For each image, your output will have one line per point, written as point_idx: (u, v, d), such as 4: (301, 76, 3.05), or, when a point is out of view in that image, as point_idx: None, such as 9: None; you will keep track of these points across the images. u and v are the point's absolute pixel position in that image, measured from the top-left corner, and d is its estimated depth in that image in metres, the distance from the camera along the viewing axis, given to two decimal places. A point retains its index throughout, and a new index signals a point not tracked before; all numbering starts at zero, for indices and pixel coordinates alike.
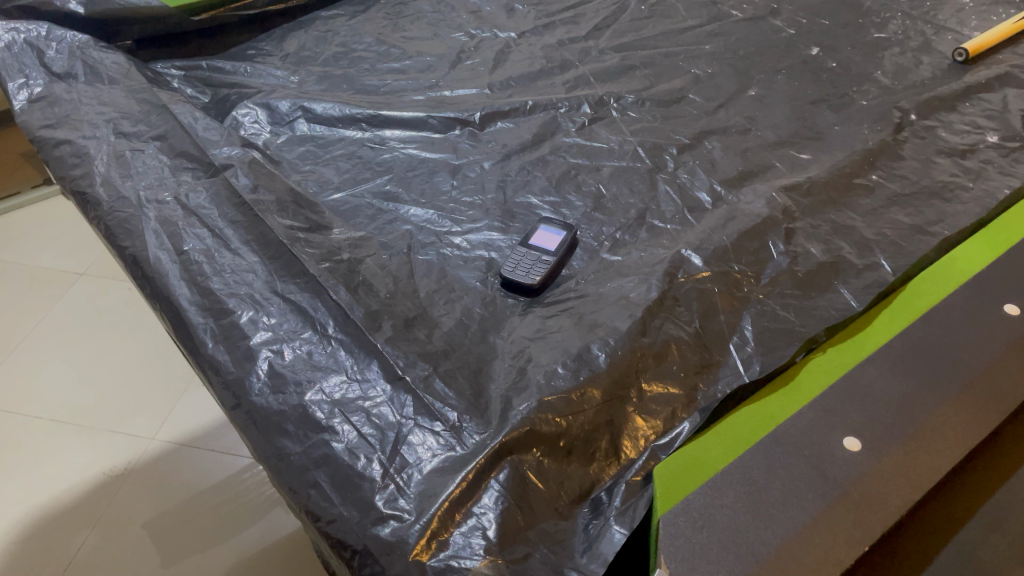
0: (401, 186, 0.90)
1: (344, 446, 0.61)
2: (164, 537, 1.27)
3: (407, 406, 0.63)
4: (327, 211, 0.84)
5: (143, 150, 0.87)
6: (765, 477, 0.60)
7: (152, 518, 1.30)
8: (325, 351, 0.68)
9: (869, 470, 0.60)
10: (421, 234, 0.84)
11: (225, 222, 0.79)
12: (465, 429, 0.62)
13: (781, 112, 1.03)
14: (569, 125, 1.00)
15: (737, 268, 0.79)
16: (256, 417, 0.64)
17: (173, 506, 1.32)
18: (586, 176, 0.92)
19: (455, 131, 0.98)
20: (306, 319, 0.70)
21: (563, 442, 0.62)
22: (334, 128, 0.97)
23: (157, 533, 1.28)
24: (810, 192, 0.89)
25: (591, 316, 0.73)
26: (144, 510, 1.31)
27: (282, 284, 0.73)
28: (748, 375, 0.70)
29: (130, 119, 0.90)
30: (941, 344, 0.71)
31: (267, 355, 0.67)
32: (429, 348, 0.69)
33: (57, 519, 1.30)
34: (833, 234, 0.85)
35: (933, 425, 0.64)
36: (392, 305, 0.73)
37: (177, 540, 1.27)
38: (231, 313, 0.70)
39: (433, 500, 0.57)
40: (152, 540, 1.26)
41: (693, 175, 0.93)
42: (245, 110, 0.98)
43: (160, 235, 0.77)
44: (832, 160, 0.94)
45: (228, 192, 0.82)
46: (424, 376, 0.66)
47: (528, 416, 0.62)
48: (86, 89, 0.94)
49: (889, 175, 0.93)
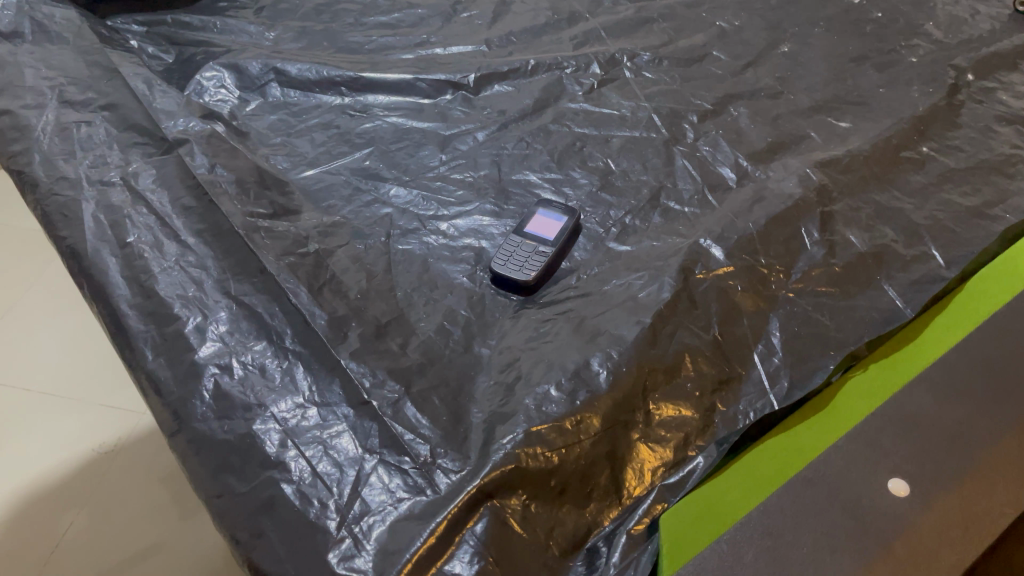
0: (382, 161, 0.79)
1: (295, 488, 0.52)
2: (158, 516, 1.11)
3: (373, 439, 0.54)
4: (296, 192, 0.74)
5: (89, 122, 0.77)
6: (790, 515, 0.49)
7: (147, 491, 1.14)
8: (281, 368, 0.58)
9: (919, 521, 0.50)
10: (402, 219, 0.74)
11: (175, 208, 0.69)
12: (439, 467, 0.53)
13: (817, 72, 0.90)
14: (575, 88, 0.88)
15: (764, 262, 0.68)
16: (197, 448, 0.55)
17: (170, 474, 1.16)
18: (593, 148, 0.81)
19: (446, 96, 0.87)
20: (260, 327, 0.60)
21: (554, 481, 0.53)
22: (311, 94, 0.86)
23: (151, 508, 1.12)
24: (850, 167, 0.77)
25: (593, 321, 0.63)
26: (137, 485, 1.15)
27: (237, 285, 0.63)
28: (774, 394, 0.60)
29: (77, 85, 0.80)
30: (1003, 361, 0.60)
31: (214, 372, 0.58)
32: (402, 361, 0.59)
33: (40, 512, 1.12)
34: (876, 218, 0.74)
35: (997, 463, 0.53)
36: (363, 308, 0.63)
37: (173, 514, 1.11)
38: (176, 320, 0.61)
39: (396, 558, 0.48)
40: (145, 521, 1.11)
41: (715, 147, 0.81)
42: (210, 73, 0.86)
43: (101, 225, 0.68)
44: (876, 128, 0.82)
45: (180, 173, 0.72)
46: (393, 399, 0.56)
47: (512, 450, 0.53)
48: (32, 49, 0.84)
49: (943, 147, 0.81)
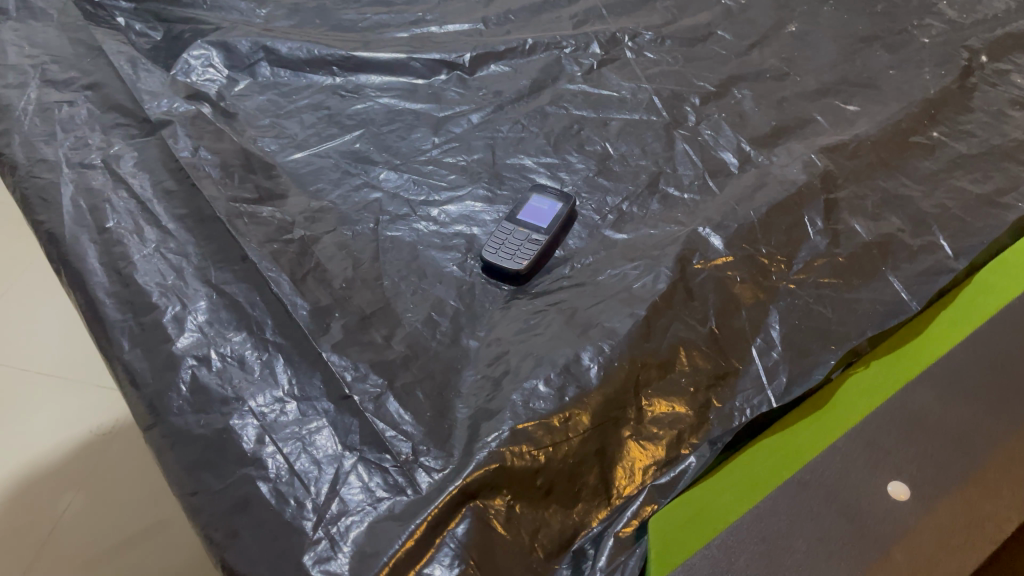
0: (373, 144, 0.77)
1: (272, 486, 0.50)
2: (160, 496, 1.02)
3: (353, 436, 0.52)
4: (283, 175, 0.72)
5: (71, 101, 0.74)
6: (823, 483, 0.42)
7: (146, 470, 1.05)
8: (260, 360, 0.56)
9: (919, 527, 0.48)
10: (392, 204, 0.72)
11: (155, 192, 0.67)
12: (420, 464, 0.51)
13: (825, 53, 0.87)
14: (574, 68, 0.85)
15: (765, 252, 0.66)
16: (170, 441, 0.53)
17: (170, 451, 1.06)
18: (591, 131, 0.79)
19: (441, 77, 0.84)
20: (240, 317, 0.59)
21: (540, 481, 0.51)
22: (301, 74, 0.84)
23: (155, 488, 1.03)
24: (857, 153, 0.75)
25: (586, 313, 0.61)
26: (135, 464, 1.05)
27: (217, 273, 0.61)
28: (772, 390, 0.58)
29: (61, 64, 0.78)
30: (1011, 358, 0.58)
31: (191, 364, 0.56)
32: (386, 353, 0.57)
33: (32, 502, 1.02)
34: (882, 206, 0.71)
35: (1002, 465, 0.51)
36: (348, 298, 0.61)
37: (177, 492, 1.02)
38: (154, 309, 0.59)
39: (374, 561, 0.46)
40: (147, 501, 1.02)
41: (717, 131, 0.78)
42: (198, 51, 0.83)
43: (80, 210, 0.66)
44: (885, 111, 0.79)
45: (162, 156, 0.69)
46: (375, 393, 0.54)
47: (497, 449, 0.51)
48: (15, 26, 0.82)
49: (955, 132, 0.78)
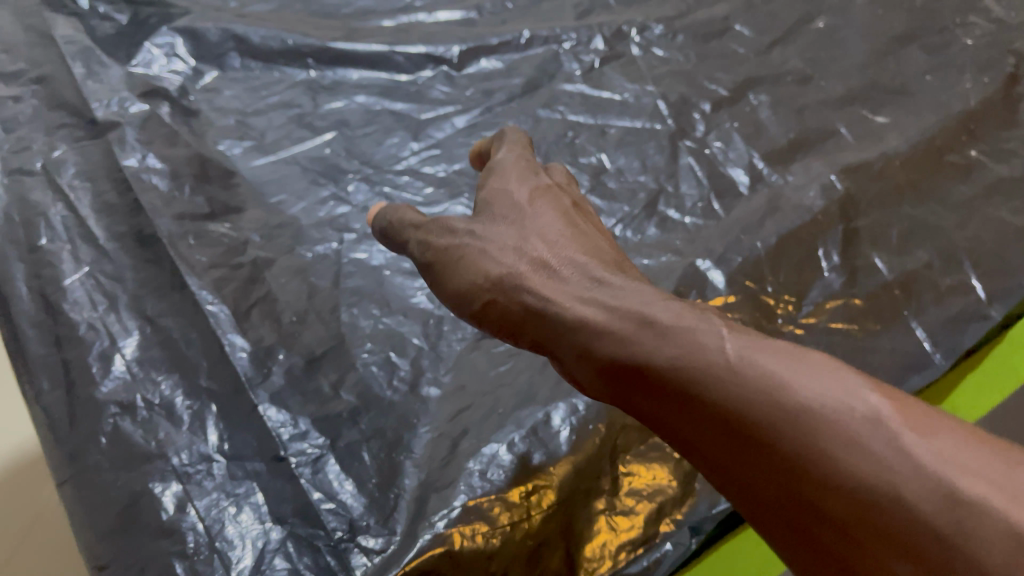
0: (343, 149, 0.70)
1: (187, 565, 0.44)
2: None
3: (285, 506, 0.46)
4: (241, 184, 0.65)
5: (17, 97, 0.67)
6: (527, 158, 0.46)
7: None
8: (190, 410, 0.50)
9: None
10: (359, 220, 0.65)
11: (95, 206, 0.60)
12: (356, 545, 0.45)
13: (855, 51, 0.78)
14: (573, 66, 0.77)
15: (771, 291, 0.59)
16: (75, 506, 0.46)
17: None
18: (586, 140, 0.71)
19: (426, 72, 0.77)
20: (173, 358, 0.52)
21: (492, 566, 0.45)
22: (274, 66, 0.76)
23: None
24: (883, 174, 0.67)
25: None
26: None
27: (153, 304, 0.55)
28: None
29: (7, 51, 0.70)
30: None
31: (114, 412, 0.49)
32: (332, 406, 0.51)
33: None
34: (909, 237, 0.63)
35: None
36: (296, 336, 0.54)
37: None
38: (77, 343, 0.52)
39: None
40: None
41: (728, 143, 0.70)
42: (163, 38, 0.75)
43: (9, 220, 0.58)
44: (916, 125, 0.71)
45: (107, 162, 0.63)
46: (314, 456, 0.48)
47: (444, 531, 0.45)
48: None
49: (996, 150, 0.69)
